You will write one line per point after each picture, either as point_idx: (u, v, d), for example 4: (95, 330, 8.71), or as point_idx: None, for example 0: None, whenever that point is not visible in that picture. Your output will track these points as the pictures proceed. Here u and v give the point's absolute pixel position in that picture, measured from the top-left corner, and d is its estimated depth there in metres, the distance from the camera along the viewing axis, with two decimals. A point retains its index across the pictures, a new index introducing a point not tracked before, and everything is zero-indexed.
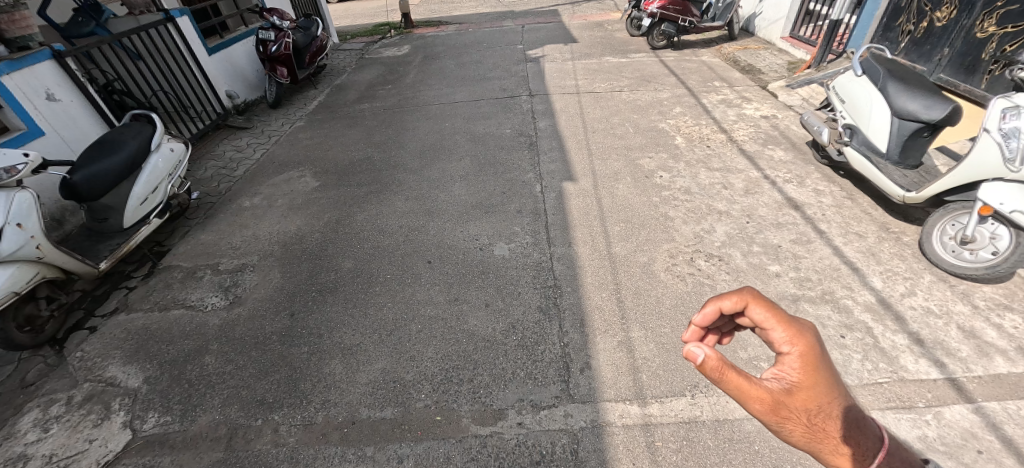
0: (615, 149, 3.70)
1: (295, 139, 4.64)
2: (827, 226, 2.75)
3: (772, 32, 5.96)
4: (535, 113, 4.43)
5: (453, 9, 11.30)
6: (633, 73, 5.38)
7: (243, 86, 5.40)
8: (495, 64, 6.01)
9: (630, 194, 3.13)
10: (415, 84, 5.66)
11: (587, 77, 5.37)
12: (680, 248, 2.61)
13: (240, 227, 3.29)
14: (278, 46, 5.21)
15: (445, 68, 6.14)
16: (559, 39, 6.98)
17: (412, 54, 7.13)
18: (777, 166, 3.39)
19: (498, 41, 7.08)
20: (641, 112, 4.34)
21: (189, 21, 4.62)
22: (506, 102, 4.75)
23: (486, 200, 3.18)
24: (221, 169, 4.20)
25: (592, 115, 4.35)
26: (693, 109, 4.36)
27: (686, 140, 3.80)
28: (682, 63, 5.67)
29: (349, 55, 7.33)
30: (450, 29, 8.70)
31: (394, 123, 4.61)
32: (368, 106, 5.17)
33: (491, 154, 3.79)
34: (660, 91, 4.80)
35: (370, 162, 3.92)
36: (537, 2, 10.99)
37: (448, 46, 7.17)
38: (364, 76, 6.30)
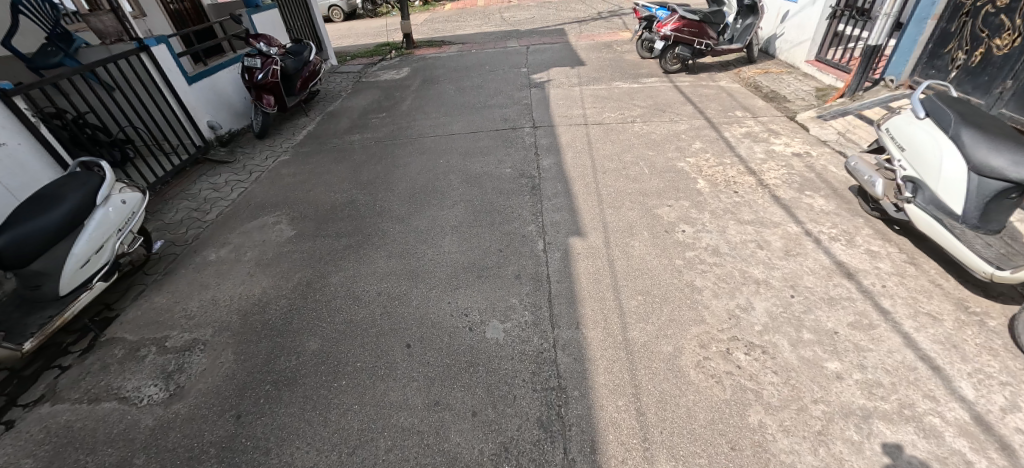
0: (628, 195, 3.25)
1: (277, 176, 4.25)
2: (890, 303, 2.27)
3: (796, 55, 5.52)
4: (539, 149, 4.00)
5: (457, 28, 11.05)
6: (645, 101, 4.96)
7: (227, 115, 5.06)
8: (497, 90, 5.63)
9: (648, 255, 2.67)
10: (411, 112, 5.28)
11: (595, 104, 4.96)
12: (712, 334, 2.13)
13: (200, 288, 2.88)
14: (264, 73, 4.88)
15: (444, 93, 5.77)
16: (565, 61, 6.60)
17: (412, 77, 6.79)
18: (818, 218, 2.92)
19: (501, 64, 6.72)
20: (657, 147, 3.91)
21: (166, 49, 4.27)
22: (507, 135, 4.34)
23: (480, 261, 2.73)
24: (193, 211, 3.82)
25: (602, 151, 3.91)
26: (715, 144, 3.92)
27: (710, 183, 3.35)
28: (699, 89, 5.25)
29: (346, 79, 7.02)
30: (452, 49, 8.39)
31: (385, 159, 4.21)
32: (358, 137, 4.78)
33: (488, 199, 3.36)
34: (676, 122, 4.37)
35: (353, 206, 3.51)
36: (543, 21, 10.71)
37: (449, 69, 6.83)
38: (359, 102, 5.96)
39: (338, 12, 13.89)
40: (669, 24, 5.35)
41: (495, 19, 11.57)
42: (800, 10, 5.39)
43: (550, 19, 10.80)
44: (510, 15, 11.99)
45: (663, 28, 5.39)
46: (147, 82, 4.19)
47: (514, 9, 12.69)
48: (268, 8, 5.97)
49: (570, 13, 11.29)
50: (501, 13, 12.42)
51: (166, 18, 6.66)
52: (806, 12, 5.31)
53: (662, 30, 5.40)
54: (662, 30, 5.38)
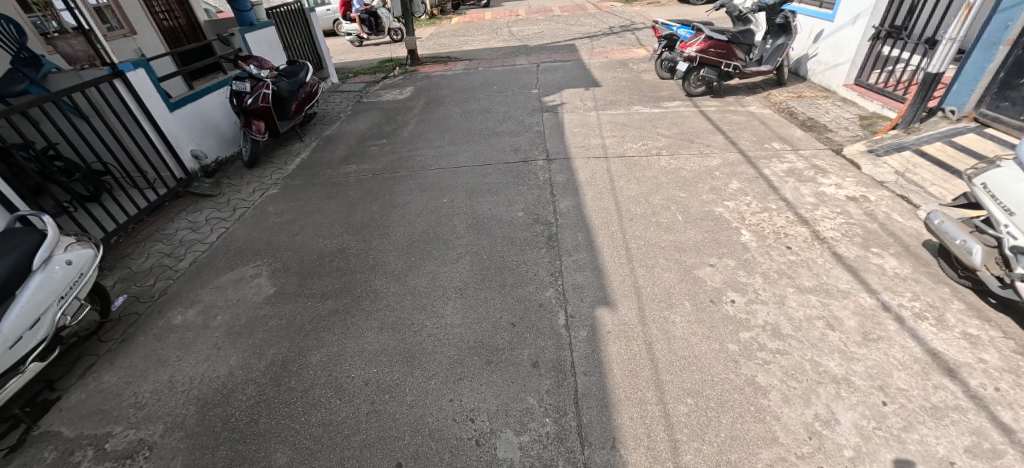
0: (662, 250, 2.79)
1: (262, 214, 3.83)
2: (1012, 417, 1.77)
3: (832, 78, 5.07)
4: (555, 187, 3.56)
5: (464, 43, 10.72)
6: (669, 129, 4.51)
7: (213, 141, 4.66)
8: (506, 114, 5.21)
9: (693, 335, 2.19)
10: (413, 139, 4.87)
11: (615, 132, 4.52)
12: (790, 462, 1.65)
13: (158, 364, 2.44)
14: (254, 98, 4.49)
15: (448, 118, 5.36)
16: (579, 82, 6.18)
17: (414, 98, 6.38)
18: (895, 286, 2.43)
19: (510, 84, 6.32)
20: (689, 187, 3.45)
21: (144, 73, 3.88)
22: (518, 169, 3.90)
23: (489, 339, 2.27)
24: (165, 257, 3.40)
25: (626, 191, 3.45)
26: (755, 184, 3.45)
27: (756, 235, 2.88)
28: (727, 115, 4.80)
29: (346, 99, 6.65)
30: (458, 67, 8.03)
31: (381, 196, 3.78)
32: (354, 168, 4.36)
33: (498, 252, 2.90)
34: (708, 156, 3.91)
35: (343, 257, 3.06)
36: (553, 36, 10.36)
37: (455, 89, 6.44)
38: (358, 126, 5.56)
39: (344, 26, 13.72)
40: (695, 45, 4.91)
41: (503, 34, 11.25)
42: (836, 30, 4.95)
43: (560, 34, 10.45)
44: (518, 30, 11.67)
45: (688, 49, 4.96)
46: (121, 110, 3.79)
47: (522, 24, 12.39)
48: (263, 26, 5.62)
49: (581, 28, 10.95)
50: (509, 27, 12.11)
51: (157, 34, 6.32)
52: (844, 32, 4.86)
53: (687, 50, 4.96)
54: (687, 51, 4.95)
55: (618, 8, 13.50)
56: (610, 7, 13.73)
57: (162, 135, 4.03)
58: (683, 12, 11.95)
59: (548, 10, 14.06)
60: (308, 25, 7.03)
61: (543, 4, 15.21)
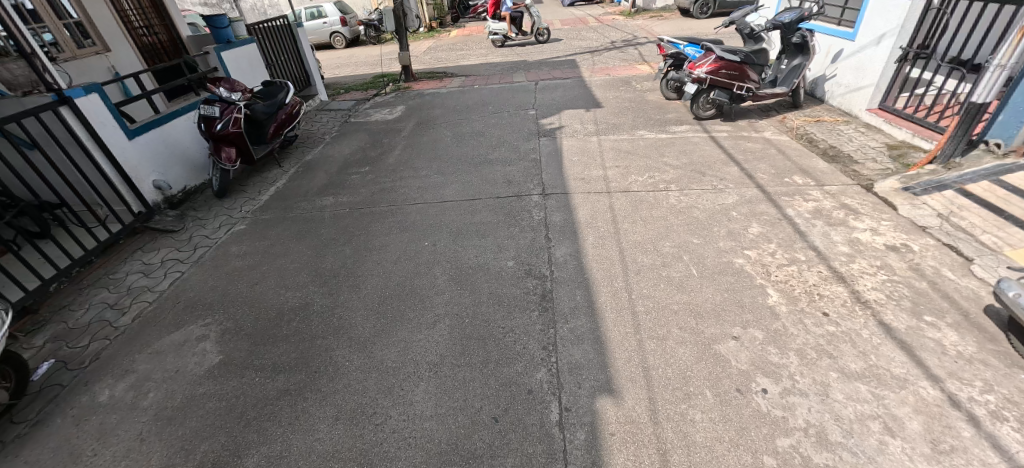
0: (675, 315, 2.36)
1: (223, 255, 3.42)
2: None
3: (853, 102, 4.68)
4: (550, 229, 3.15)
5: (461, 58, 10.42)
6: (678, 157, 4.12)
7: (180, 170, 4.28)
8: (501, 138, 4.83)
9: (719, 440, 1.75)
10: (398, 166, 4.47)
11: (618, 161, 4.13)
12: None
13: (67, 460, 2.01)
14: (223, 124, 4.11)
15: (439, 142, 4.97)
16: (579, 102, 5.81)
17: (404, 118, 6.02)
18: (961, 371, 2.00)
19: (506, 104, 5.95)
20: (703, 231, 3.04)
21: (99, 99, 3.51)
22: (510, 206, 3.49)
23: (465, 441, 1.83)
24: (108, 309, 3.00)
25: (632, 234, 3.04)
26: (778, 228, 3.04)
27: (785, 295, 2.46)
28: (741, 141, 4.40)
29: (332, 120, 6.29)
30: (453, 84, 7.68)
31: (357, 236, 3.37)
32: (331, 201, 3.96)
33: (482, 315, 2.47)
34: (722, 191, 3.51)
35: (304, 316, 2.64)
36: (553, 51, 10.05)
37: (447, 109, 6.08)
38: (341, 150, 5.19)
39: (341, 39, 13.56)
40: (705, 65, 4.51)
41: (501, 48, 10.96)
42: (858, 50, 4.57)
43: (560, 49, 10.14)
44: (517, 44, 11.39)
45: (696, 68, 4.56)
46: (68, 139, 3.40)
47: (522, 37, 12.12)
48: (241, 44, 5.28)
49: (581, 43, 10.65)
50: (508, 41, 11.83)
51: (134, 51, 6.01)
52: (866, 53, 4.47)
53: (695, 70, 4.56)
54: (696, 71, 4.55)
55: (620, 21, 13.30)
56: (612, 21, 13.49)
57: (116, 166, 3.64)
58: (687, 26, 11.65)
59: (549, 23, 13.81)
60: (295, 40, 6.70)
61: (544, 17, 15.00)
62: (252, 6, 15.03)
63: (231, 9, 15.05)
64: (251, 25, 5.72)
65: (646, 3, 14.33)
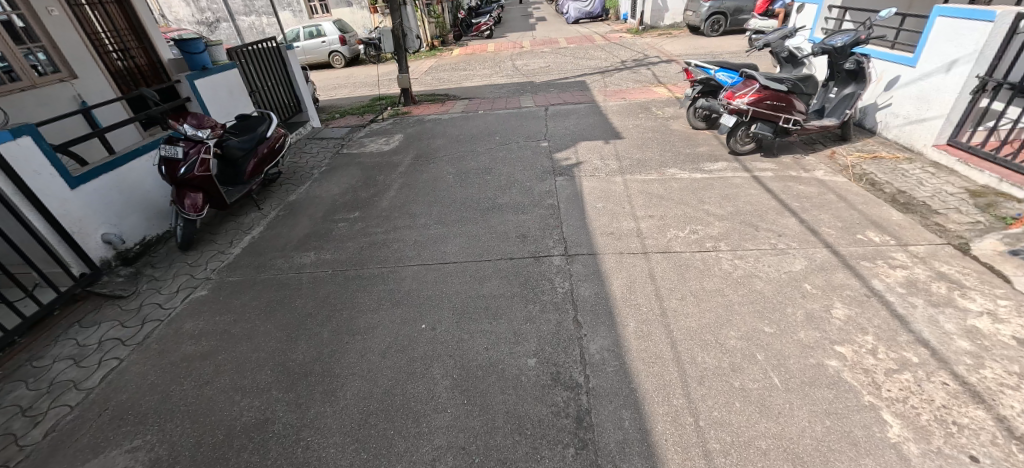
0: (763, 458, 1.71)
1: (174, 334, 2.79)
2: None
3: (915, 136, 4.09)
4: (578, 308, 2.51)
5: (464, 79, 9.93)
6: (721, 204, 3.50)
7: (137, 218, 3.68)
8: (510, 177, 4.22)
9: None
10: (392, 212, 3.86)
11: (651, 206, 3.51)
12: None
13: None
14: (188, 167, 3.53)
15: (439, 180, 4.37)
16: (596, 132, 5.22)
17: (401, 149, 5.43)
18: None
19: (515, 134, 5.38)
20: (774, 313, 2.39)
21: (33, 142, 2.95)
22: (527, 271, 2.86)
23: None
24: (17, 416, 2.35)
25: (684, 317, 2.39)
26: (868, 310, 2.39)
27: (908, 424, 1.81)
28: (791, 183, 3.79)
29: (323, 150, 5.72)
30: (457, 108, 7.13)
31: (338, 312, 2.73)
32: (311, 259, 3.34)
33: (498, 451, 1.81)
34: (784, 253, 2.88)
35: (260, 442, 1.99)
36: (561, 72, 9.55)
37: (450, 140, 5.49)
38: (330, 189, 4.58)
39: (340, 58, 13.16)
40: (747, 94, 3.90)
41: (507, 69, 10.49)
42: (920, 77, 3.99)
43: (568, 69, 9.66)
44: (523, 63, 10.94)
45: (736, 97, 3.95)
46: None
47: (527, 57, 11.68)
48: (219, 70, 4.72)
49: (590, 62, 10.18)
50: (513, 61, 11.39)
51: (106, 78, 5.47)
52: (931, 81, 3.89)
53: (735, 98, 3.95)
54: (736, 99, 3.94)
55: (628, 40, 12.90)
56: (620, 39, 13.09)
57: (51, 221, 3.03)
58: (699, 45, 11.21)
59: (554, 41, 13.43)
60: (285, 63, 6.17)
61: (549, 35, 14.63)
62: (250, 25, 14.67)
63: (229, 27, 14.71)
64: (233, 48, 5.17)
65: (654, 20, 13.94)
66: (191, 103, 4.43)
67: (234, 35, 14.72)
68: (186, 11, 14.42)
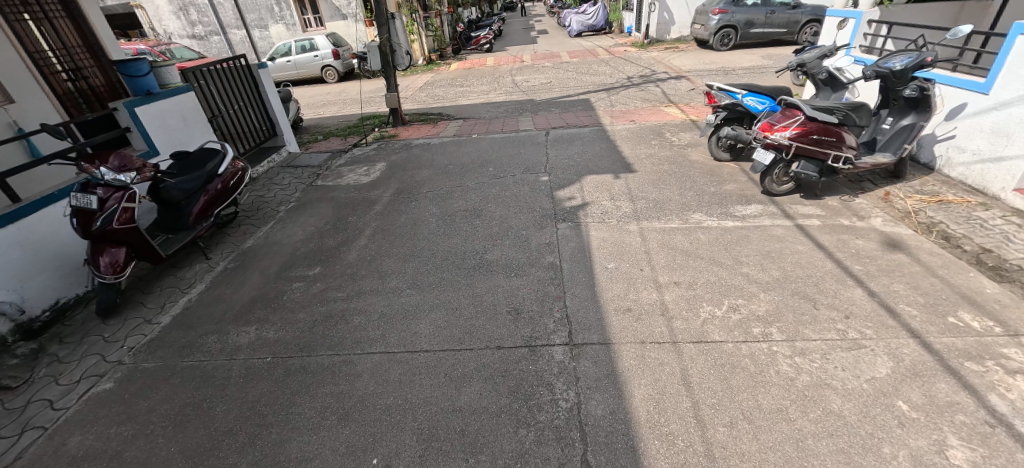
0: None
1: (49, 456, 2.09)
2: None
3: (989, 176, 3.39)
4: (588, 438, 1.81)
5: (460, 97, 9.33)
6: (763, 265, 2.81)
7: (47, 278, 3.02)
8: (503, 223, 3.55)
9: None
10: (358, 269, 3.19)
11: (676, 268, 2.82)
12: None
13: None
14: (105, 219, 2.88)
15: (419, 225, 3.70)
16: (603, 164, 4.56)
17: (381, 181, 4.78)
18: None
19: (510, 164, 4.73)
20: (867, 455, 1.68)
21: None
22: (518, 370, 2.17)
23: None
24: None
25: (739, 460, 1.69)
26: (1000, 452, 1.68)
27: None
28: (845, 236, 3.10)
29: (296, 182, 5.07)
30: (449, 130, 6.50)
31: (266, 430, 2.04)
32: (249, 338, 2.66)
33: None
34: (859, 347, 2.18)
35: None
36: (563, 89, 8.95)
37: (437, 171, 4.84)
38: (293, 233, 3.91)
39: (332, 72, 12.64)
40: (790, 125, 3.23)
41: (505, 85, 9.91)
42: (995, 107, 3.31)
43: (571, 86, 9.07)
44: (523, 79, 10.36)
45: (777, 127, 3.27)
46: None
47: (527, 72, 11.11)
48: (168, 95, 4.11)
49: (594, 78, 9.58)
50: (512, 76, 10.82)
51: (50, 101, 4.88)
52: (1010, 112, 3.21)
53: (776, 129, 3.28)
54: (777, 130, 3.26)
55: (633, 54, 12.35)
56: (624, 53, 12.54)
57: None
58: (708, 59, 10.61)
59: (556, 55, 12.89)
60: (256, 83, 5.56)
61: (551, 49, 14.11)
62: (242, 39, 14.21)
63: (220, 41, 14.25)
64: (188, 69, 4.56)
65: (660, 33, 13.40)
66: (132, 135, 3.80)
67: (225, 49, 14.27)
68: (176, 24, 14.00)
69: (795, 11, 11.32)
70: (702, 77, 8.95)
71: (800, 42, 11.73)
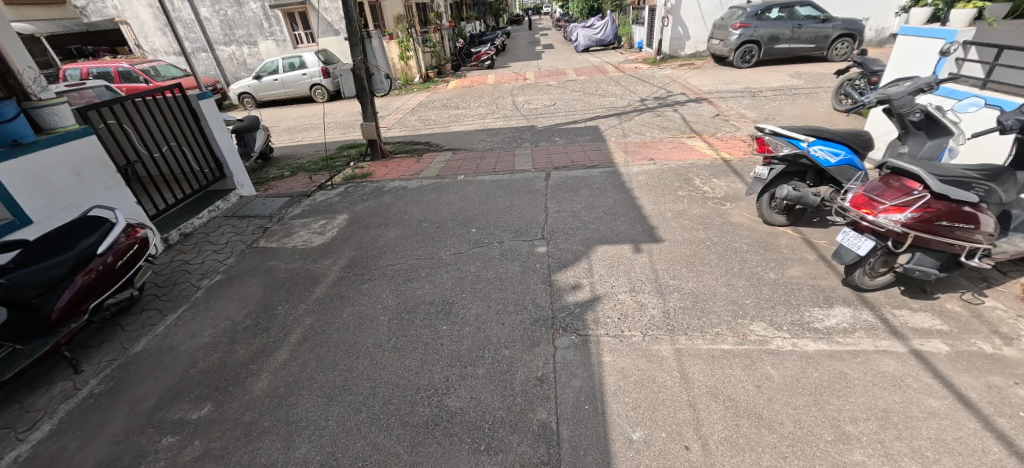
0: None
1: None
2: None
3: None
4: None
5: (453, 121, 8.38)
6: (887, 446, 1.73)
7: None
8: (478, 330, 2.52)
9: None
10: (259, 414, 2.16)
11: (743, 445, 1.76)
12: None
13: None
14: None
15: (363, 327, 2.68)
16: (619, 226, 3.51)
17: (335, 245, 3.78)
18: None
19: (499, 224, 3.71)
20: None
21: None
22: None
23: None
24: None
25: None
26: None
27: None
28: (996, 378, 2.01)
29: (236, 242, 4.10)
30: (434, 168, 5.53)
31: None
32: None
33: None
34: None
35: None
36: (569, 113, 7.95)
37: (407, 230, 3.83)
38: (200, 332, 2.90)
39: (322, 91, 11.83)
40: (908, 203, 2.19)
41: (505, 107, 8.97)
42: None
43: (577, 110, 8.10)
44: (524, 101, 9.39)
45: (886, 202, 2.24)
46: None
47: (529, 92, 10.19)
48: (53, 143, 3.16)
49: (602, 100, 8.58)
50: (512, 97, 9.88)
51: None
52: None
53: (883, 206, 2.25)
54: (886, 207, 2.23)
55: (645, 71, 11.39)
56: (635, 71, 11.57)
57: None
58: (729, 78, 9.59)
59: (562, 72, 11.99)
60: (195, 115, 4.56)
61: (556, 65, 13.19)
62: (230, 55, 13.40)
63: (207, 58, 13.45)
64: (88, 106, 3.58)
65: (673, 49, 12.43)
66: None
67: (213, 65, 13.48)
68: (162, 40, 13.29)
69: (824, 25, 10.29)
70: (726, 99, 7.91)
71: (830, 58, 10.67)
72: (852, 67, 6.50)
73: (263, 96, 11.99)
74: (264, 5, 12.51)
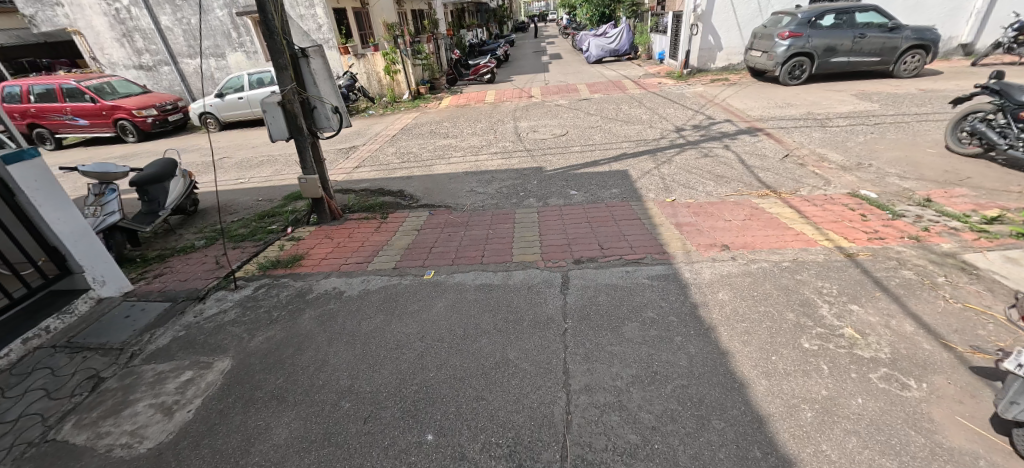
0: None
1: None
2: None
3: None
4: None
5: (439, 155, 6.67)
6: None
7: None
8: None
9: None
10: None
11: None
12: None
13: None
14: None
15: None
16: (714, 450, 1.74)
17: (172, 454, 2.02)
18: None
19: (479, 424, 1.94)
20: None
21: None
22: None
23: None
24: None
25: None
26: None
27: None
28: None
29: (31, 421, 2.36)
30: (396, 245, 3.78)
31: None
32: None
33: None
34: None
35: None
36: (585, 147, 6.22)
37: (313, 422, 2.07)
38: None
39: None
40: None
41: (504, 137, 7.26)
42: None
43: (595, 143, 6.36)
44: (529, 127, 7.67)
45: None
46: None
47: (535, 114, 8.49)
48: None
49: (627, 129, 6.86)
50: (515, 121, 8.18)
51: None
52: None
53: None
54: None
55: (672, 88, 9.67)
56: (659, 87, 9.84)
57: None
58: (780, 99, 7.82)
59: (573, 89, 10.31)
60: (9, 187, 2.93)
61: (565, 80, 11.48)
62: (195, 69, 11.82)
63: (170, 72, 11.86)
64: None
65: (702, 61, 10.68)
66: None
67: (176, 81, 11.91)
68: (120, 52, 11.73)
69: (892, 34, 8.51)
70: (788, 130, 6.15)
71: (896, 74, 8.88)
72: (982, 94, 4.72)
73: (227, 117, 10.39)
74: (231, 12, 10.96)
